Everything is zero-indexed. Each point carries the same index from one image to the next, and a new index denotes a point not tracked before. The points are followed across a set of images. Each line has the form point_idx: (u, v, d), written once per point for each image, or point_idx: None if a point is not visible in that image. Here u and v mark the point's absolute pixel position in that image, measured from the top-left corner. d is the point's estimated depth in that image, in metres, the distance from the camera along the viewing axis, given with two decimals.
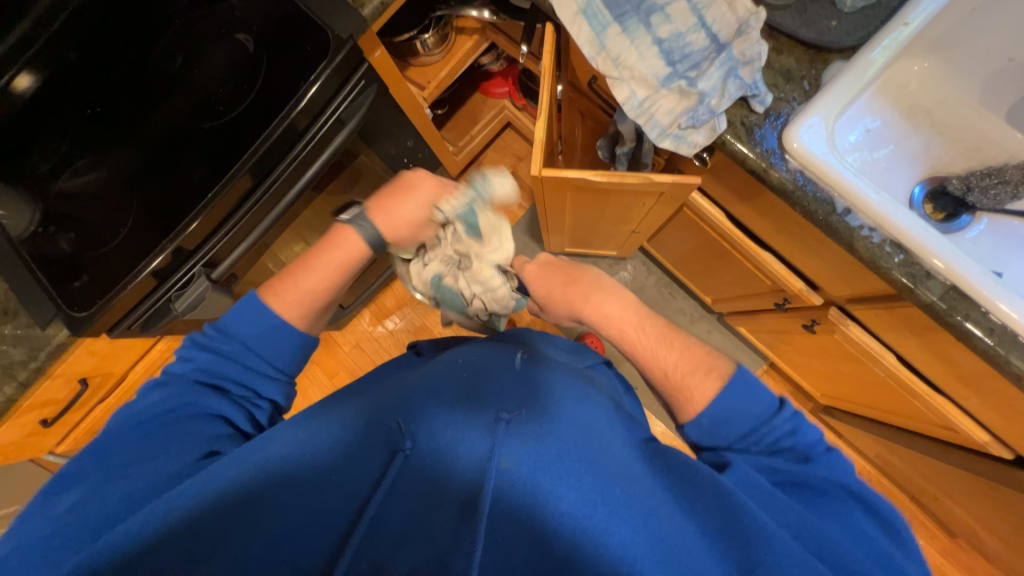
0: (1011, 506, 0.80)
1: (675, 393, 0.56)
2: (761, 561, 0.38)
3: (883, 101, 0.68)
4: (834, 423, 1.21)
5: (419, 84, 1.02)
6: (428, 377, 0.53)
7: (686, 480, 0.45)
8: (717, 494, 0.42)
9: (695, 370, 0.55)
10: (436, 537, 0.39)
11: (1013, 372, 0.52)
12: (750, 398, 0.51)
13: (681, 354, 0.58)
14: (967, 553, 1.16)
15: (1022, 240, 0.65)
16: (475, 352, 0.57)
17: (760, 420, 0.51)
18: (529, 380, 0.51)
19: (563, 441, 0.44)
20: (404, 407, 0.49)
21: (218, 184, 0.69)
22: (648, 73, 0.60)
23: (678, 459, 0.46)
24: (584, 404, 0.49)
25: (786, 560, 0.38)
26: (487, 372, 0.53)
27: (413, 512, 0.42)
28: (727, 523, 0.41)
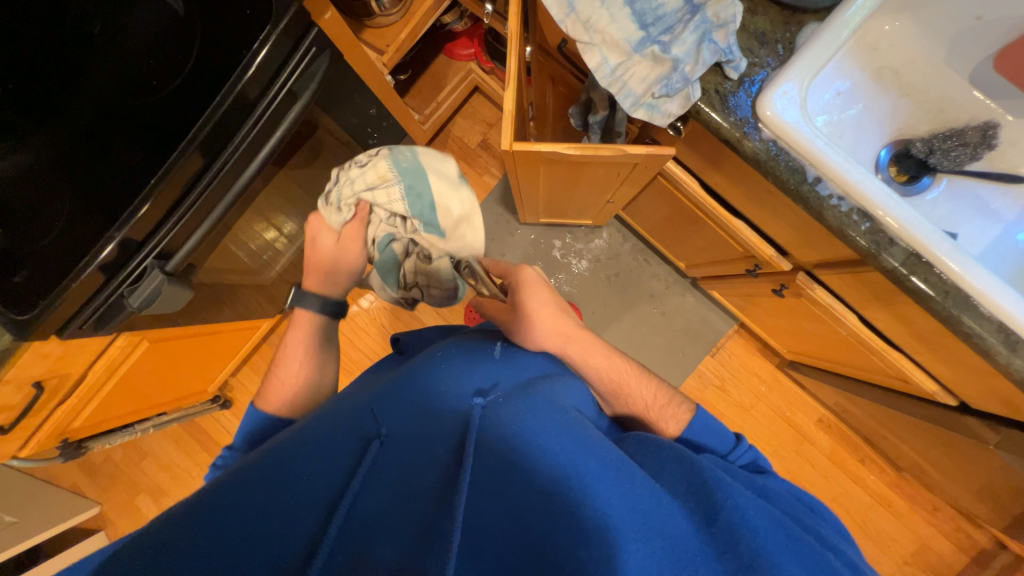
0: (953, 443, 0.88)
1: (647, 426, 0.61)
2: (725, 512, 0.39)
3: (853, 62, 0.67)
4: (798, 376, 1.28)
5: (377, 48, 0.94)
6: (406, 369, 0.56)
7: (652, 453, 0.48)
8: (678, 461, 0.45)
9: (665, 404, 0.62)
10: (417, 518, 0.39)
11: (964, 331, 0.55)
12: (710, 432, 0.58)
13: (654, 388, 0.64)
14: (911, 484, 1.29)
15: (975, 200, 0.68)
16: (451, 342, 0.60)
17: (727, 447, 0.57)
18: (502, 369, 0.55)
19: (535, 408, 0.46)
20: (379, 401, 0.51)
21: (162, 166, 0.63)
22: (619, 37, 0.57)
23: (646, 438, 0.50)
24: (557, 383, 0.53)
25: (752, 514, 0.39)
26: (460, 357, 0.56)
27: (391, 501, 0.42)
28: (692, 479, 0.43)
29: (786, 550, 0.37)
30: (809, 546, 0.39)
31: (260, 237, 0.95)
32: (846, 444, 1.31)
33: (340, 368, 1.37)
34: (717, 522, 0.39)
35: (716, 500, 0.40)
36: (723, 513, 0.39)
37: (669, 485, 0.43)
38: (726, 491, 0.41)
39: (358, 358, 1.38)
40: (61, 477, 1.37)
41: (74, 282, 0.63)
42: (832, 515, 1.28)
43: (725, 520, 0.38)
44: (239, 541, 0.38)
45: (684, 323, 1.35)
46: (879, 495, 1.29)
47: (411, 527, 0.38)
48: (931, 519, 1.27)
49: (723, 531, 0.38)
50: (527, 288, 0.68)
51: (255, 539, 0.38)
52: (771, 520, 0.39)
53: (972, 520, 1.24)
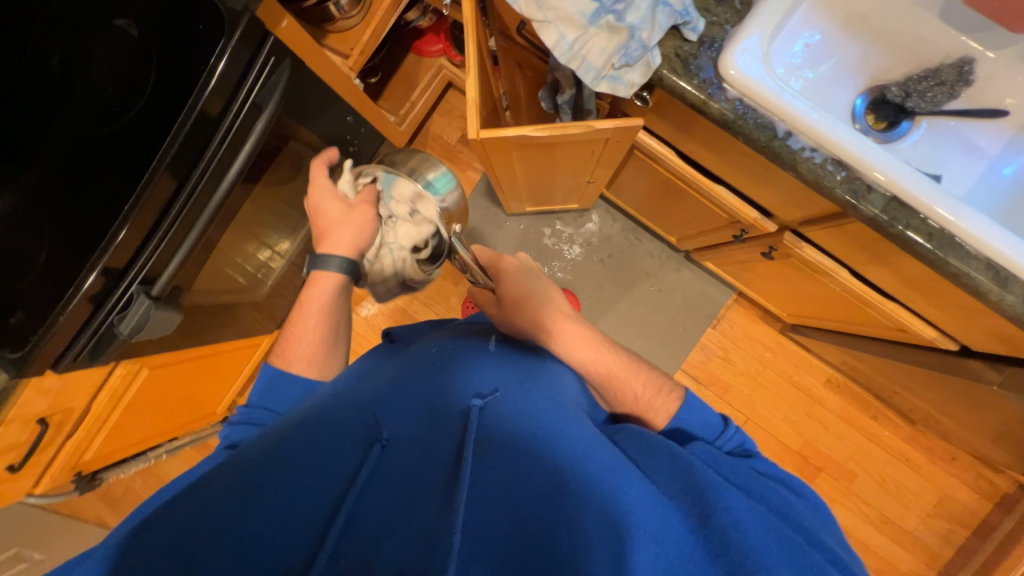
0: (962, 389, 0.87)
1: (639, 414, 0.57)
2: (715, 509, 0.36)
3: (820, 12, 0.66)
4: (802, 339, 1.27)
5: (342, 53, 0.94)
6: (405, 372, 0.55)
7: (646, 450, 0.46)
8: (670, 458, 0.43)
9: (657, 392, 0.58)
10: (417, 521, 0.39)
11: (952, 272, 0.54)
12: (698, 415, 0.55)
13: (644, 377, 0.60)
14: (927, 435, 1.27)
15: (957, 139, 0.66)
16: (448, 339, 0.60)
17: (716, 433, 0.53)
18: (500, 365, 0.55)
19: (533, 411, 0.47)
20: (380, 401, 0.51)
21: (133, 194, 0.63)
22: (574, 12, 0.56)
23: (642, 435, 0.48)
24: (553, 379, 0.54)
25: (741, 514, 0.36)
26: (458, 355, 0.56)
27: (393, 504, 0.41)
28: (683, 477, 0.40)
29: (779, 550, 0.34)
30: (804, 549, 0.36)
31: (255, 257, 0.96)
32: (857, 402, 1.30)
33: None
34: (709, 524, 0.36)
35: (706, 494, 0.38)
36: (718, 514, 0.36)
37: (662, 482, 0.41)
38: (717, 491, 0.38)
39: None
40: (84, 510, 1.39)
41: (60, 316, 0.64)
42: (850, 474, 1.28)
43: (719, 521, 0.35)
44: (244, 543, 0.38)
45: (682, 298, 1.34)
46: (896, 450, 1.28)
47: (413, 528, 0.38)
48: (950, 469, 1.26)
49: (716, 532, 0.35)
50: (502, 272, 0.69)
51: (263, 545, 0.38)
52: (762, 520, 0.36)
53: (992, 466, 1.23)
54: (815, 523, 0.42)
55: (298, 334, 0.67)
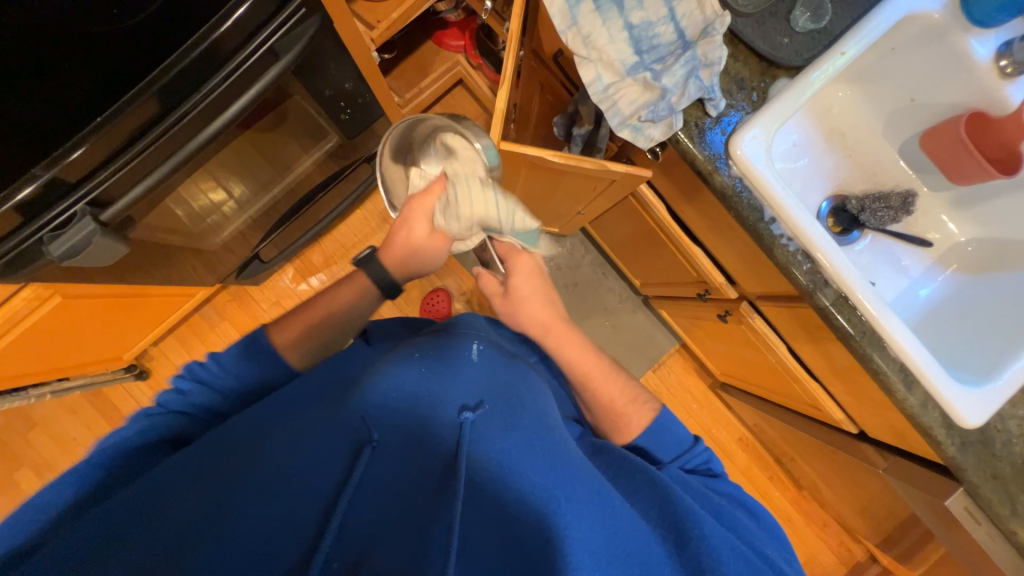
0: (849, 467, 1.00)
1: (615, 419, 0.63)
2: (689, 532, 0.44)
3: (810, 120, 0.75)
4: (727, 397, 1.39)
5: (368, 22, 0.91)
6: (388, 364, 0.52)
7: (624, 475, 0.51)
8: (649, 483, 0.49)
9: (631, 400, 0.64)
10: (406, 530, 0.40)
11: (873, 367, 0.63)
12: (669, 432, 0.61)
13: (621, 385, 0.65)
14: (810, 502, 1.43)
15: (888, 255, 0.78)
16: (429, 340, 0.55)
17: (683, 448, 0.61)
18: (490, 372, 0.53)
19: (521, 430, 0.47)
20: (365, 400, 0.49)
21: (111, 107, 0.58)
22: (615, 58, 0.60)
23: (622, 457, 0.53)
24: (541, 392, 0.54)
25: (717, 542, 0.44)
26: (445, 355, 0.53)
27: (382, 513, 0.43)
28: (663, 508, 0.46)
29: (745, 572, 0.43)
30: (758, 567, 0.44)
31: (205, 197, 0.87)
32: (759, 462, 1.43)
33: None
34: (686, 550, 0.43)
35: (686, 529, 0.44)
36: (693, 541, 0.43)
37: (641, 509, 0.47)
38: (695, 521, 0.44)
39: None
40: None
41: None
42: None
43: (693, 548, 0.43)
44: (240, 557, 0.38)
45: (632, 338, 1.42)
46: (781, 510, 1.43)
47: (405, 540, 0.39)
48: (821, 534, 1.43)
49: (692, 556, 0.43)
50: (517, 273, 0.67)
51: (256, 556, 0.39)
52: (733, 549, 0.44)
53: (855, 537, 1.40)
54: (766, 542, 0.50)
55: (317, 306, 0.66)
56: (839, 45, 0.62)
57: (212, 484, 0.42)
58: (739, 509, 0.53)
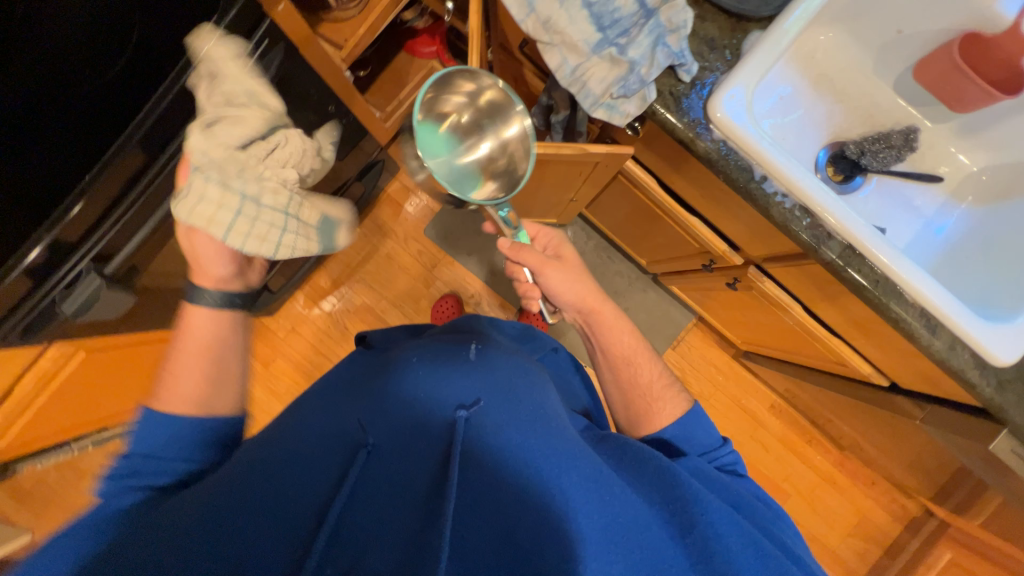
0: (887, 421, 0.96)
1: (648, 403, 0.63)
2: (696, 524, 0.45)
3: (793, 70, 0.72)
4: (753, 365, 1.36)
5: (335, 43, 0.92)
6: (392, 369, 0.55)
7: (630, 460, 0.51)
8: (656, 470, 0.49)
9: (665, 387, 0.65)
10: (405, 530, 0.43)
11: (892, 316, 0.60)
12: (700, 427, 0.60)
13: (655, 374, 0.66)
14: (854, 461, 1.39)
15: (897, 199, 0.74)
16: (429, 348, 0.57)
17: (709, 450, 0.59)
18: (488, 367, 0.55)
19: (517, 424, 0.49)
20: (364, 408, 0.52)
21: (99, 163, 0.61)
22: (578, 39, 0.58)
23: (620, 445, 0.53)
24: (539, 385, 0.57)
25: (722, 529, 0.45)
26: (441, 357, 0.55)
27: (378, 511, 0.45)
28: (666, 491, 0.48)
29: (756, 563, 0.44)
30: (770, 555, 0.45)
31: None
32: (795, 427, 1.40)
33: (301, 373, 1.32)
34: (692, 533, 0.45)
35: (690, 513, 0.46)
36: (700, 525, 0.45)
37: (645, 492, 0.48)
38: (701, 506, 0.46)
39: (319, 361, 1.33)
40: None
41: None
42: (785, 493, 1.37)
43: (700, 532, 0.45)
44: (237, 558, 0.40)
45: (647, 318, 1.40)
46: (826, 474, 1.38)
47: (400, 538, 0.42)
48: (871, 493, 1.38)
49: (698, 541, 0.44)
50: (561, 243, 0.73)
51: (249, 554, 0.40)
52: (742, 536, 0.45)
53: (906, 492, 1.35)
54: (790, 537, 0.50)
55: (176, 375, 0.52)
56: None
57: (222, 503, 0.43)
58: (763, 506, 0.53)
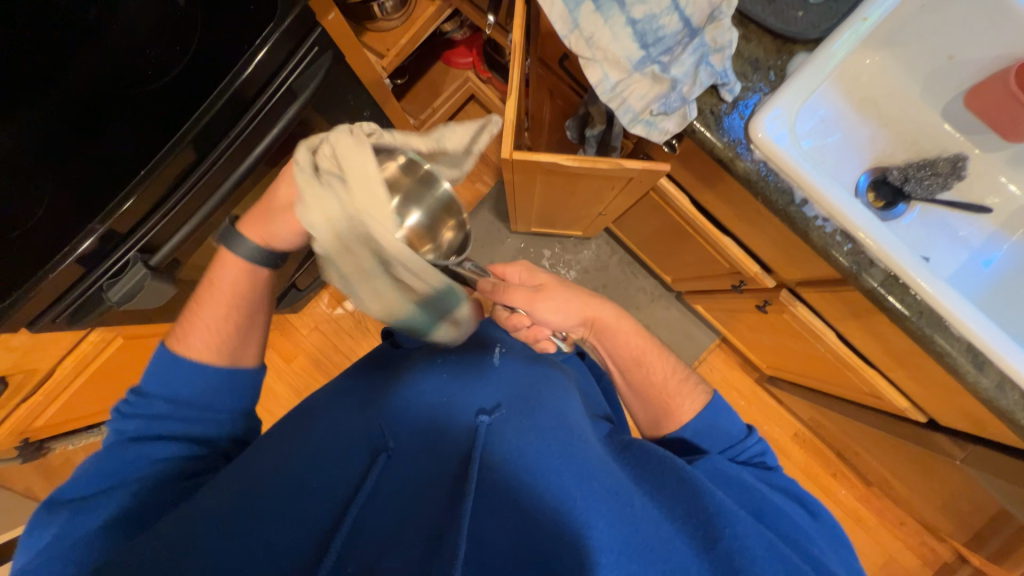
0: (920, 458, 0.92)
1: (667, 402, 0.63)
2: (721, 535, 0.43)
3: (838, 93, 0.70)
4: (777, 391, 1.32)
5: (377, 52, 0.95)
6: (415, 374, 0.58)
7: (652, 469, 0.49)
8: (677, 479, 0.48)
9: (679, 382, 0.65)
10: (421, 528, 0.42)
11: (936, 350, 0.58)
12: (723, 418, 0.61)
13: (667, 367, 0.67)
14: (881, 498, 1.33)
15: (943, 228, 0.72)
16: (451, 351, 0.62)
17: (734, 441, 0.59)
18: (507, 376, 0.58)
19: (537, 430, 0.50)
20: (386, 410, 0.54)
21: (155, 160, 0.61)
22: (621, 55, 0.59)
23: (647, 451, 0.51)
24: (562, 394, 0.57)
25: (746, 537, 0.43)
26: (466, 367, 0.59)
27: (395, 514, 0.45)
28: (691, 504, 0.46)
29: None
30: (799, 569, 0.43)
31: None
32: (819, 458, 1.35)
33: (321, 370, 1.35)
34: (715, 548, 0.43)
35: (716, 527, 0.44)
36: (723, 540, 0.43)
37: (667, 505, 0.46)
38: (727, 519, 0.44)
39: (339, 360, 1.35)
40: None
41: (51, 275, 0.60)
42: None
43: (724, 547, 0.43)
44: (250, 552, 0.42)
45: (669, 336, 1.38)
46: (850, 509, 1.33)
47: (417, 537, 0.42)
48: (898, 533, 1.31)
49: (722, 555, 0.42)
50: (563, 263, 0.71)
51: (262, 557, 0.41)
52: (767, 548, 0.43)
53: (937, 534, 1.29)
54: (826, 552, 0.48)
55: (194, 325, 0.59)
56: (860, 12, 0.60)
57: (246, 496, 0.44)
58: (789, 505, 0.52)
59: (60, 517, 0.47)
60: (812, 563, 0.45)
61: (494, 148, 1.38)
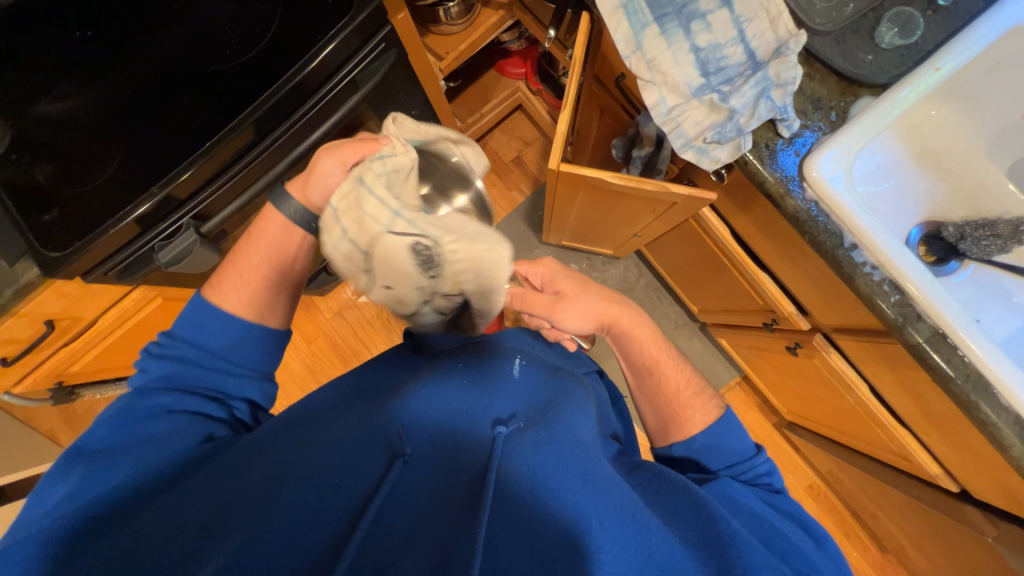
0: (945, 530, 0.87)
1: (677, 411, 0.63)
2: (735, 565, 0.43)
3: (900, 140, 0.68)
4: (795, 438, 1.27)
5: (437, 54, 0.98)
6: (429, 380, 0.57)
7: (663, 493, 0.49)
8: (692, 504, 0.48)
9: (694, 396, 0.64)
10: (437, 530, 0.42)
11: (979, 417, 0.55)
12: (733, 434, 0.60)
13: (681, 379, 0.67)
14: (895, 567, 1.26)
15: (996, 291, 0.69)
16: (473, 357, 0.61)
17: (740, 459, 0.58)
18: (524, 390, 0.58)
19: (554, 444, 0.49)
20: (403, 411, 0.54)
21: (216, 135, 0.65)
22: (680, 81, 0.59)
23: (658, 474, 0.51)
24: (574, 408, 0.56)
25: (756, 565, 0.43)
26: (485, 376, 0.58)
27: (410, 521, 0.44)
28: (705, 530, 0.46)
29: None
30: None
31: None
32: (832, 515, 1.29)
33: (339, 356, 1.37)
34: None
35: (729, 557, 0.44)
36: (738, 571, 0.43)
37: (681, 530, 0.46)
38: (740, 548, 0.44)
39: (358, 348, 1.38)
40: None
41: (112, 228, 0.63)
42: None
43: None
44: (272, 539, 0.41)
45: None
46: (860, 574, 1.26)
47: (430, 545, 0.41)
48: None
49: None
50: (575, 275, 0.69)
51: (273, 549, 0.40)
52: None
53: None
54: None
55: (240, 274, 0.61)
56: (933, 61, 0.59)
57: (248, 496, 0.44)
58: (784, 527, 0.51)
59: (82, 466, 0.46)
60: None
61: (534, 158, 1.40)
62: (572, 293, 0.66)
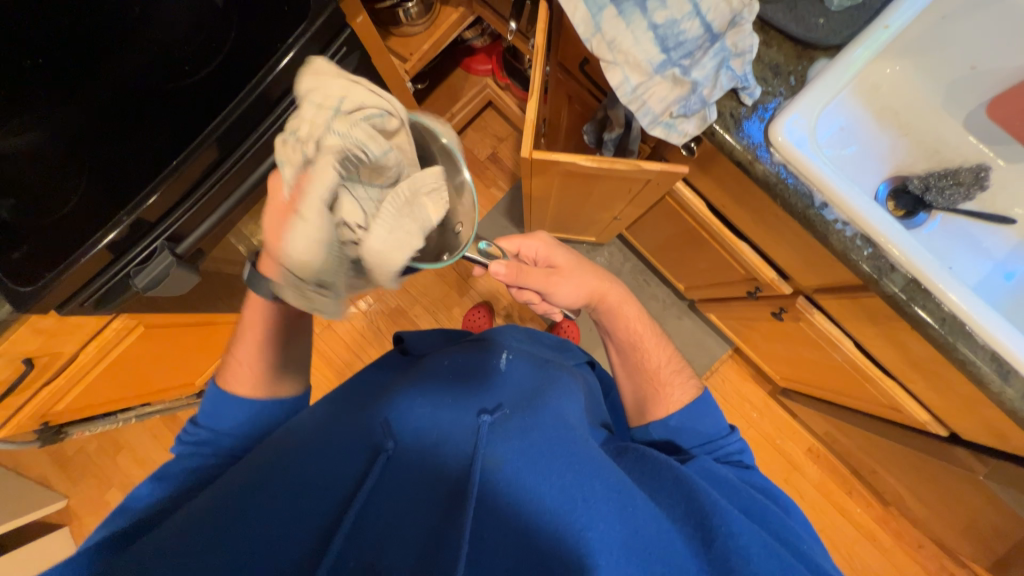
0: (940, 476, 0.90)
1: (656, 388, 0.65)
2: (717, 531, 0.44)
3: (858, 101, 0.70)
4: (791, 404, 1.30)
5: (401, 56, 0.98)
6: (415, 384, 0.56)
7: (649, 473, 0.51)
8: (673, 479, 0.49)
9: (675, 374, 0.66)
10: (421, 522, 0.42)
11: (958, 357, 0.57)
12: (708, 415, 0.62)
13: (664, 356, 0.69)
14: (898, 519, 1.29)
15: (965, 238, 0.71)
16: (460, 355, 0.61)
17: (713, 437, 0.60)
18: (508, 381, 0.59)
19: (540, 429, 0.50)
20: (389, 409, 0.53)
21: (181, 153, 0.63)
22: (642, 59, 0.60)
23: (644, 455, 0.53)
24: (559, 396, 0.57)
25: (737, 530, 0.44)
26: (471, 371, 0.58)
27: (392, 522, 0.43)
28: (688, 503, 0.47)
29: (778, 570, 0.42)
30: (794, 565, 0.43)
31: None
32: (833, 475, 1.31)
33: (333, 370, 1.36)
34: (713, 548, 0.43)
35: (712, 526, 0.44)
36: (720, 540, 0.43)
37: (667, 506, 0.47)
38: (721, 517, 0.44)
39: (351, 360, 1.36)
40: (28, 467, 1.32)
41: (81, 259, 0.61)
42: None
43: (721, 548, 0.43)
44: (258, 544, 0.41)
45: (681, 345, 1.37)
46: (865, 529, 1.29)
47: (410, 546, 0.41)
48: (916, 556, 1.27)
49: (719, 556, 0.42)
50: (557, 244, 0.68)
51: (264, 554, 0.40)
52: (763, 545, 0.43)
53: (956, 558, 1.25)
54: (813, 546, 0.48)
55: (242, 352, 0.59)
56: (882, 19, 0.61)
57: (238, 504, 0.43)
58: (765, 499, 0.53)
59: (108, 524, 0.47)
60: (804, 559, 0.46)
61: (510, 153, 1.40)
62: (568, 267, 0.67)
